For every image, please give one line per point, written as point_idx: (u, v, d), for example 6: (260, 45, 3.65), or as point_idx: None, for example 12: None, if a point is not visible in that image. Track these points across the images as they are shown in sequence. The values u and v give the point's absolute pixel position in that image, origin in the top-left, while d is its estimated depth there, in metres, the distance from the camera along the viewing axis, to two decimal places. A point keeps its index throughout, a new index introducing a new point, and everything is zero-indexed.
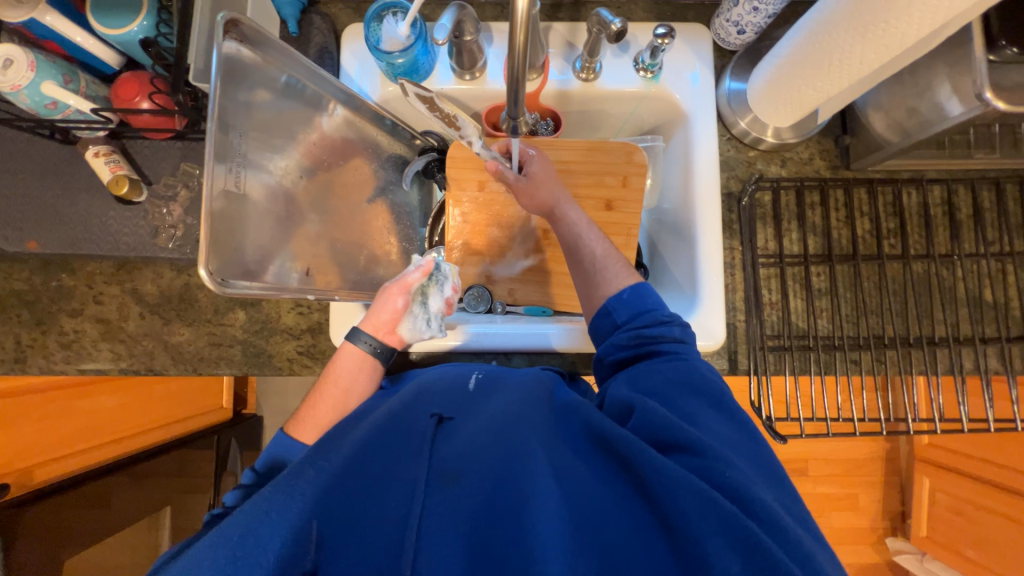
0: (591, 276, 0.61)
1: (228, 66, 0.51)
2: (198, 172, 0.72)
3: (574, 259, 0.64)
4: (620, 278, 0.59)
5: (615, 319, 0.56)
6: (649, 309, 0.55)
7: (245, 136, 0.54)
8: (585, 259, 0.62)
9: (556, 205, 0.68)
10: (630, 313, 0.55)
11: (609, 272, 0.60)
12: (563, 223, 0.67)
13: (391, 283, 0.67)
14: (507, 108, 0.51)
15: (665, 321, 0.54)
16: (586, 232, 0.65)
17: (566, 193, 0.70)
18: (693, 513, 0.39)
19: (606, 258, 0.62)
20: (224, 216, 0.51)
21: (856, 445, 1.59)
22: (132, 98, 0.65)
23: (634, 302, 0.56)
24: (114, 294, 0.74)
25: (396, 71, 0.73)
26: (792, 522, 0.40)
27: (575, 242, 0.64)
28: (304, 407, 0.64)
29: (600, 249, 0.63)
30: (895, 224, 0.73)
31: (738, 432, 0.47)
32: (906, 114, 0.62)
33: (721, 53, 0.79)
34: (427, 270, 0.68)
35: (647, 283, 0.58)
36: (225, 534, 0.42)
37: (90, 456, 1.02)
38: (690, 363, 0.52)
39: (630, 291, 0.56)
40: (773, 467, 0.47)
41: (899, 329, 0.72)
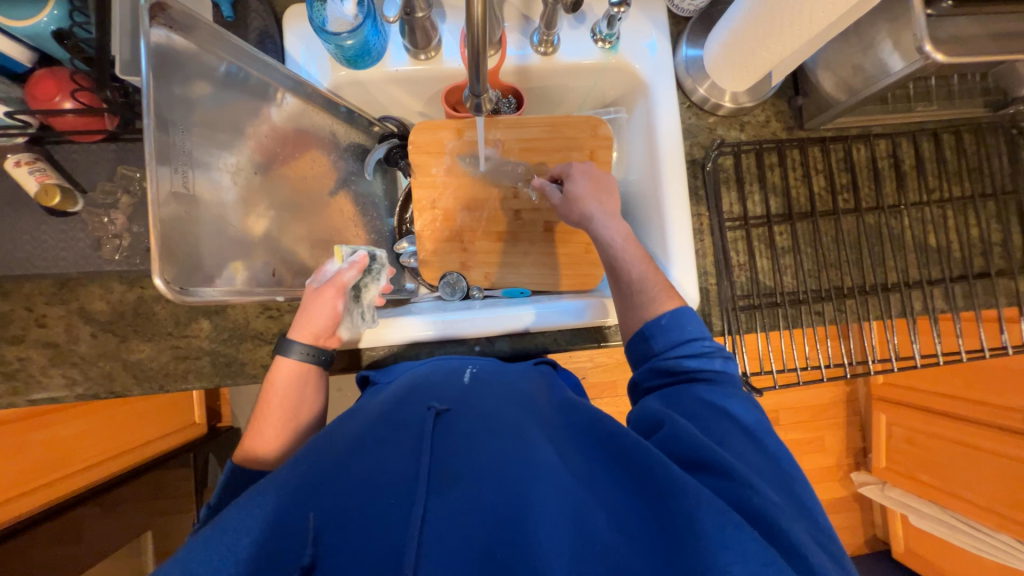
0: (631, 302, 0.59)
1: (160, 57, 0.47)
2: (139, 175, 0.67)
3: (613, 279, 0.62)
4: (659, 303, 0.57)
5: (652, 346, 0.56)
6: (689, 339, 0.54)
7: (187, 133, 0.50)
8: (623, 282, 0.60)
9: (592, 219, 0.64)
10: (668, 344, 0.55)
11: (648, 296, 0.58)
12: (599, 242, 0.63)
13: (323, 284, 0.63)
14: (469, 85, 0.50)
15: (707, 352, 0.54)
16: (625, 251, 0.61)
17: (612, 209, 0.65)
18: (713, 527, 0.38)
19: (642, 283, 0.59)
20: (176, 220, 0.47)
21: (821, 391, 1.70)
22: (51, 98, 0.59)
23: (672, 328, 0.55)
24: (59, 315, 0.68)
25: (346, 54, 0.69)
26: (819, 555, 0.38)
27: (611, 263, 0.62)
28: (250, 430, 0.63)
29: (635, 271, 0.60)
30: (847, 180, 0.77)
31: (769, 463, 0.46)
32: (851, 72, 0.65)
33: (676, 20, 0.79)
34: (361, 266, 0.65)
35: (688, 306, 0.56)
36: (221, 529, 0.40)
37: (51, 491, 0.96)
38: (726, 392, 0.51)
39: (669, 317, 0.55)
40: (802, 498, 0.45)
41: (857, 278, 0.76)
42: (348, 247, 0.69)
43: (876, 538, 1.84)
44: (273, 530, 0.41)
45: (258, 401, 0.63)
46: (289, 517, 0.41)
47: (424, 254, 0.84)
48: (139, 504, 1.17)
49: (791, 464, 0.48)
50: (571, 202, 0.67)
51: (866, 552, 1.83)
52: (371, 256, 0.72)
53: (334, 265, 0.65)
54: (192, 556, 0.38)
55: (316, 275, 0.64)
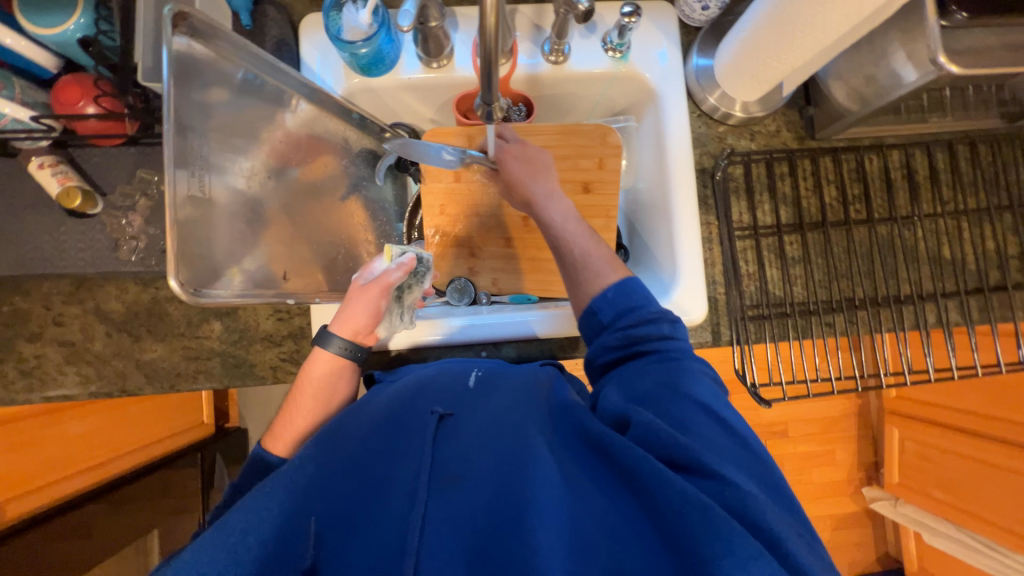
0: (577, 280, 0.59)
1: (180, 65, 0.48)
2: (157, 179, 0.68)
3: (559, 258, 0.62)
4: (604, 275, 0.57)
5: (601, 320, 0.55)
6: (634, 308, 0.53)
7: (205, 139, 0.52)
8: (568, 259, 0.60)
9: (535, 200, 0.66)
10: (614, 313, 0.54)
11: (591, 271, 0.58)
12: (544, 223, 0.64)
13: (369, 282, 0.63)
14: (481, 94, 0.50)
15: (653, 319, 0.53)
16: (568, 229, 0.62)
17: (549, 185, 0.67)
18: (702, 526, 0.38)
19: (586, 258, 0.59)
20: (191, 223, 0.48)
21: (831, 403, 1.67)
22: (75, 103, 0.61)
23: (619, 300, 0.54)
24: (76, 314, 0.69)
25: (360, 62, 0.70)
26: (796, 543, 0.39)
27: (556, 242, 0.63)
28: (279, 418, 0.61)
29: (578, 248, 0.60)
30: (859, 190, 0.76)
31: (743, 450, 0.46)
32: (864, 82, 0.65)
33: (686, 31, 0.79)
34: (409, 268, 0.64)
35: (634, 278, 0.56)
36: (225, 532, 0.42)
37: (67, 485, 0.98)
38: (683, 367, 0.50)
39: (615, 289, 0.55)
40: (777, 483, 0.45)
41: (869, 290, 0.75)
42: (397, 246, 0.69)
43: (889, 556, 1.79)
44: (273, 534, 0.42)
45: (291, 389, 0.62)
46: (290, 521, 0.43)
47: (433, 259, 0.84)
48: (149, 504, 1.18)
49: (758, 445, 0.48)
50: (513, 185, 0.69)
51: (877, 570, 1.79)
52: (420, 260, 0.70)
53: (382, 264, 0.65)
54: (196, 555, 0.41)
55: (364, 272, 0.65)
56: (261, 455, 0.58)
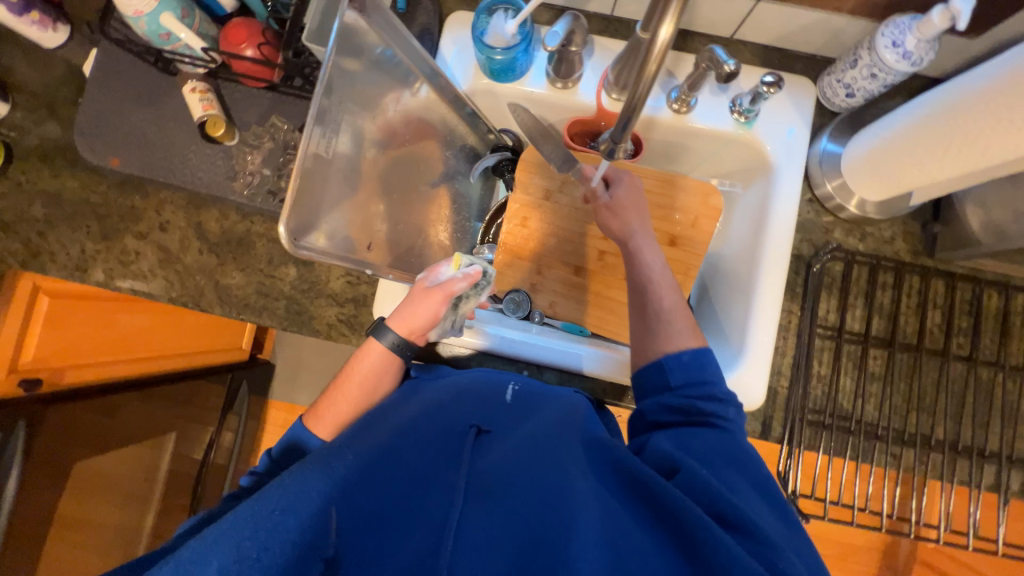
0: (652, 329, 0.59)
1: (344, 35, 0.54)
2: (283, 126, 0.74)
3: (640, 299, 0.61)
4: (683, 338, 0.57)
5: (668, 380, 0.55)
6: (704, 382, 0.54)
7: (340, 104, 0.56)
8: (650, 306, 0.60)
9: (630, 241, 0.66)
10: (684, 380, 0.55)
11: (672, 328, 0.58)
12: (635, 259, 0.65)
13: (435, 286, 0.63)
14: (613, 130, 0.53)
15: (723, 401, 0.54)
16: (659, 278, 0.62)
17: (646, 224, 0.68)
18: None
19: (672, 313, 0.59)
20: (310, 176, 0.53)
21: (856, 532, 1.53)
22: (239, 44, 0.67)
23: (692, 367, 0.55)
24: (180, 225, 0.76)
25: (492, 66, 0.73)
26: None
27: (641, 285, 0.62)
28: (321, 401, 0.64)
29: (666, 300, 0.60)
30: (967, 324, 0.70)
31: (791, 531, 0.45)
32: (1010, 218, 0.60)
33: (822, 112, 0.76)
34: (473, 280, 0.64)
35: (709, 350, 0.57)
36: (265, 505, 0.43)
37: (119, 369, 1.06)
38: (734, 440, 0.51)
39: (692, 355, 0.56)
40: (821, 568, 0.44)
41: (950, 432, 0.68)
42: (465, 257, 0.70)
43: None
44: (298, 514, 0.42)
45: (337, 376, 0.65)
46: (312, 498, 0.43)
47: (499, 266, 0.85)
48: (173, 406, 1.26)
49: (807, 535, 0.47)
50: (614, 209, 0.69)
51: None
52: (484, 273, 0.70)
53: (449, 271, 0.66)
54: (238, 526, 0.41)
55: (430, 275, 0.66)
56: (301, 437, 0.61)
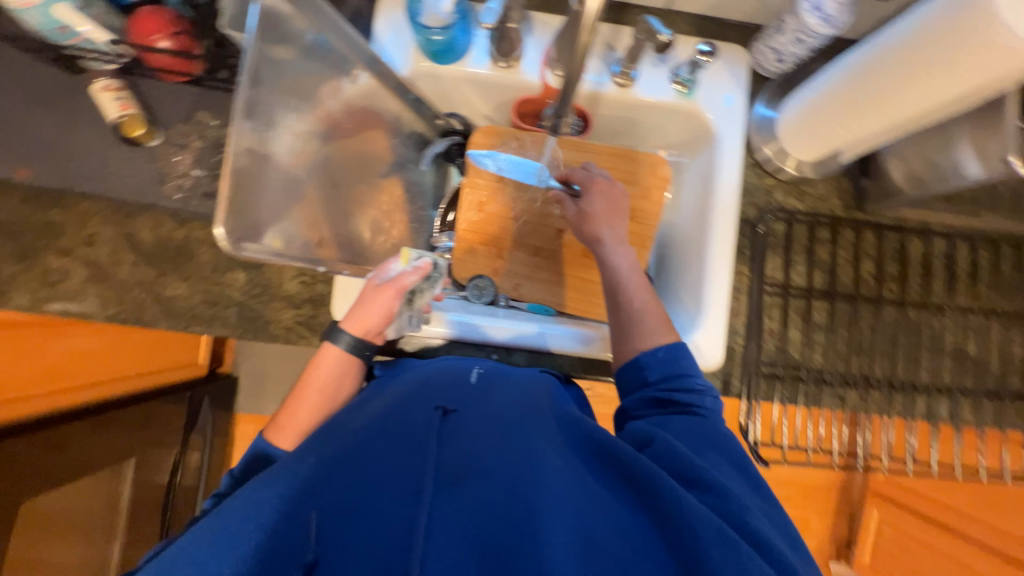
0: (626, 329, 0.60)
1: (267, 19, 0.49)
2: (213, 122, 0.69)
3: (612, 300, 0.63)
4: (658, 335, 0.58)
5: (646, 376, 0.57)
6: (683, 374, 0.55)
7: (272, 93, 0.52)
8: (622, 307, 0.61)
9: (600, 246, 0.66)
10: (660, 375, 0.56)
11: (646, 326, 0.59)
12: (606, 262, 0.65)
13: (385, 282, 0.64)
14: (554, 106, 0.54)
15: (699, 391, 0.55)
16: (630, 279, 0.63)
17: (621, 232, 0.67)
18: (714, 551, 0.39)
19: (644, 312, 0.60)
20: (247, 174, 0.49)
21: (815, 473, 1.66)
22: (150, 35, 0.62)
23: (668, 361, 0.56)
24: (109, 237, 0.70)
25: (432, 47, 0.71)
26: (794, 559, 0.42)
27: (613, 286, 0.63)
28: (282, 412, 0.62)
29: (637, 300, 0.61)
30: (896, 270, 0.76)
31: (756, 494, 0.49)
32: (925, 167, 0.65)
33: (756, 79, 0.79)
34: (423, 272, 0.66)
35: (682, 343, 0.58)
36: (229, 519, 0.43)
37: (66, 397, 0.99)
38: (709, 422, 0.53)
39: (666, 349, 0.57)
40: (786, 527, 0.47)
41: (887, 370, 0.74)
42: (413, 250, 0.71)
43: None
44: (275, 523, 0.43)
45: (296, 384, 0.63)
46: (291, 507, 0.44)
47: (459, 253, 0.84)
48: (131, 429, 1.18)
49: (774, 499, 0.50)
50: (585, 218, 0.69)
51: None
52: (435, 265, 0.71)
53: (399, 266, 0.67)
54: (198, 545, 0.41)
55: (379, 272, 0.66)
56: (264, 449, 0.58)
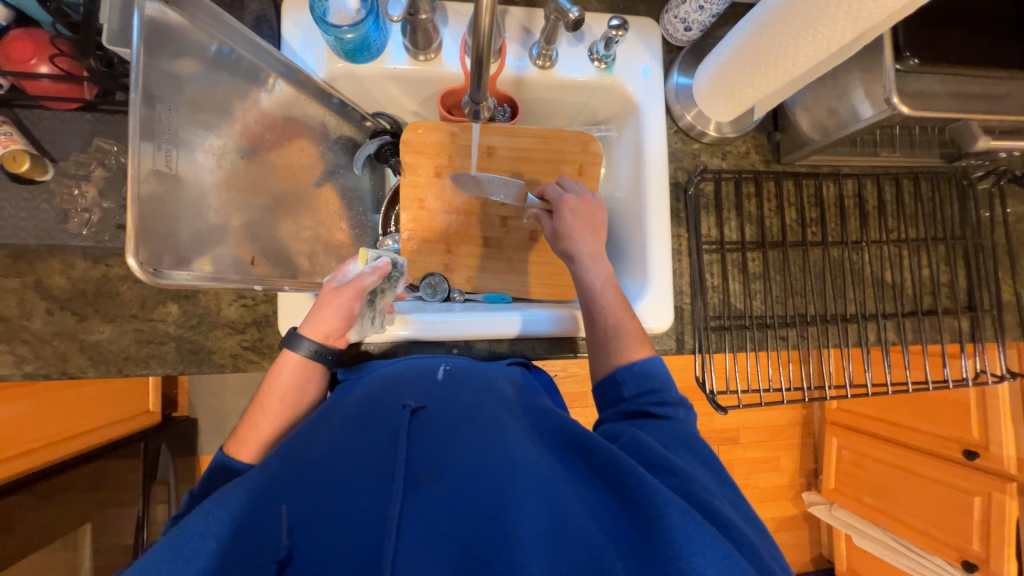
0: (603, 348, 0.62)
1: (153, 30, 0.46)
2: (115, 149, 0.64)
3: (589, 320, 0.64)
4: (632, 351, 0.60)
5: (622, 392, 0.58)
6: (656, 390, 0.57)
7: (175, 111, 0.49)
8: (599, 327, 0.63)
9: (574, 261, 0.66)
10: (635, 390, 0.58)
11: (622, 345, 0.61)
12: (581, 282, 0.65)
13: (343, 284, 0.62)
14: (470, 91, 0.53)
15: (674, 403, 0.56)
16: (604, 299, 0.64)
17: (597, 245, 0.67)
18: (678, 524, 0.40)
19: (619, 330, 0.62)
20: (156, 199, 0.46)
21: (778, 413, 1.79)
22: (26, 61, 0.57)
23: (642, 377, 0.58)
24: (12, 288, 0.64)
25: (345, 47, 0.69)
26: (757, 542, 0.43)
27: (589, 305, 0.64)
28: (242, 426, 0.59)
29: (613, 319, 0.62)
30: (816, 214, 0.82)
31: (722, 483, 0.50)
32: (827, 115, 0.70)
33: (669, 49, 0.82)
34: (383, 272, 0.64)
35: (658, 358, 0.60)
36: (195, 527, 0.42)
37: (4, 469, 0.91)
38: (679, 425, 0.55)
39: (640, 365, 0.58)
40: (751, 514, 0.49)
41: (820, 306, 0.80)
42: (372, 250, 0.69)
43: (822, 557, 1.92)
44: (236, 529, 0.41)
45: (256, 396, 0.60)
46: (258, 508, 0.43)
47: (407, 254, 0.83)
48: (83, 493, 1.09)
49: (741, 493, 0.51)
50: (559, 235, 0.68)
51: (810, 570, 1.91)
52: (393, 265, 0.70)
53: (357, 268, 0.65)
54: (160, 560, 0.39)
55: (337, 275, 0.64)
56: (225, 463, 0.54)
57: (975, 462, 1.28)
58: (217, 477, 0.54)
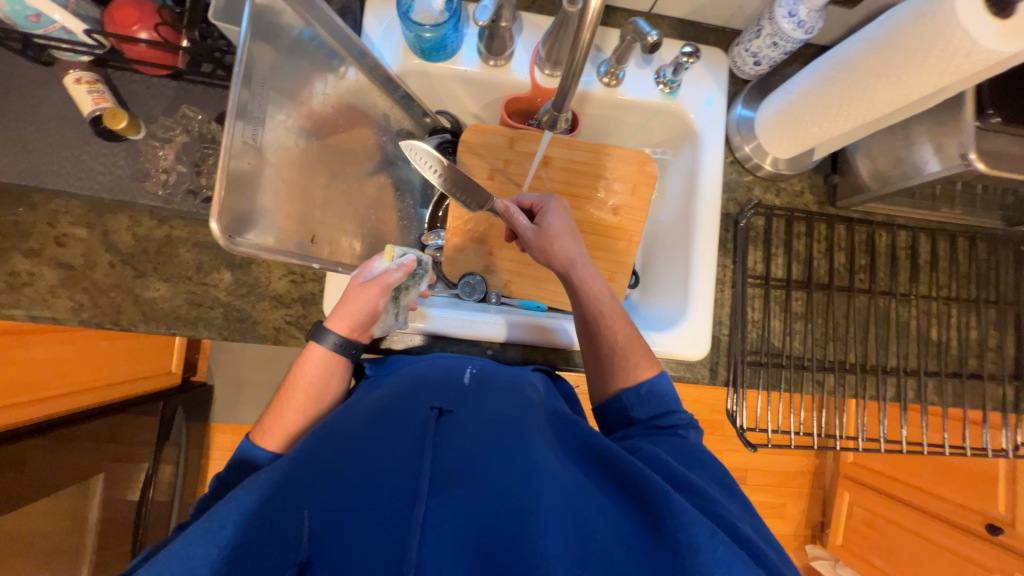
0: (609, 362, 0.62)
1: (258, 17, 0.50)
2: (198, 117, 0.67)
3: (591, 332, 0.64)
4: (637, 368, 0.61)
5: (630, 415, 0.60)
6: (667, 411, 0.59)
7: (266, 90, 0.52)
8: (605, 341, 0.63)
9: (570, 269, 0.66)
10: (644, 415, 0.59)
11: (629, 361, 0.61)
12: (580, 290, 0.65)
13: (369, 279, 0.60)
14: (552, 100, 0.56)
15: (684, 425, 0.59)
16: (609, 311, 0.64)
17: (584, 251, 0.68)
18: (707, 545, 0.40)
19: (626, 347, 0.62)
20: (241, 170, 0.49)
21: (789, 459, 1.74)
22: (129, 25, 0.60)
23: (651, 400, 0.59)
24: (82, 237, 0.67)
25: (421, 45, 0.71)
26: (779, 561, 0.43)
27: (590, 316, 0.64)
28: (268, 413, 0.60)
29: (621, 333, 0.63)
30: (866, 261, 0.80)
31: (737, 498, 0.51)
32: (891, 163, 0.69)
33: (734, 81, 0.83)
34: (408, 270, 0.62)
35: (664, 377, 0.61)
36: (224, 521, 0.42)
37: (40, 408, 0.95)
38: (688, 443, 0.56)
39: (649, 387, 0.60)
40: (766, 530, 0.49)
41: (860, 355, 0.79)
42: (398, 248, 0.69)
43: None
44: (255, 519, 0.42)
45: (283, 385, 0.60)
46: (277, 505, 0.42)
47: (451, 251, 0.84)
48: (102, 445, 1.12)
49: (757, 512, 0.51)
50: (547, 238, 0.68)
51: None
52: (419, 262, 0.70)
53: (382, 265, 0.64)
54: (189, 549, 0.40)
55: (363, 270, 0.62)
56: (249, 454, 0.56)
57: (997, 538, 1.23)
58: (244, 465, 0.55)
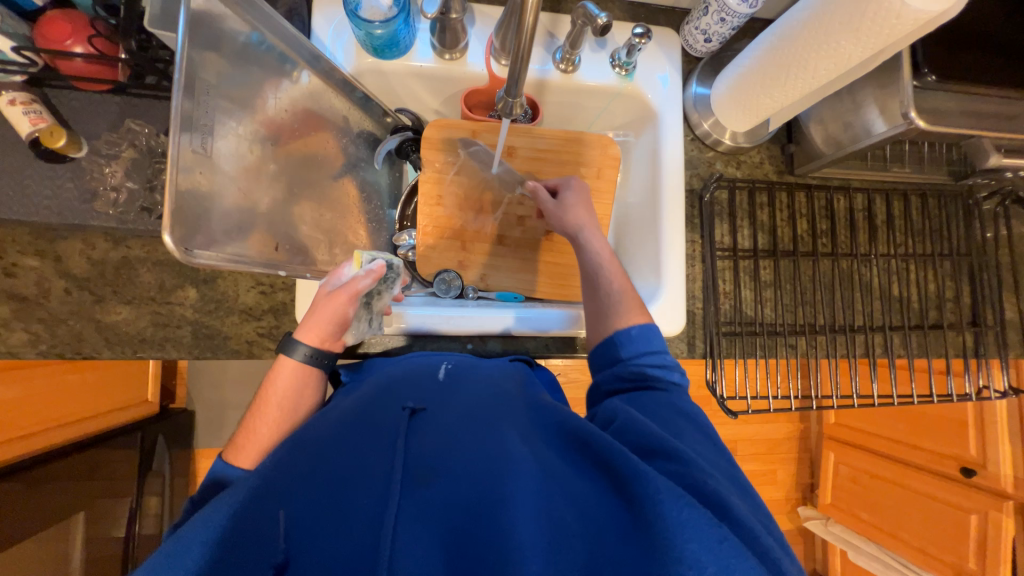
0: (602, 307, 0.64)
1: (196, 19, 0.47)
2: (145, 131, 0.65)
3: (591, 285, 0.67)
4: (627, 314, 0.62)
5: (619, 354, 0.59)
6: (654, 353, 0.58)
7: (214, 96, 0.50)
8: (601, 290, 0.65)
9: (581, 233, 0.70)
10: (634, 352, 0.58)
11: (620, 308, 0.62)
12: (585, 249, 0.69)
13: (337, 288, 0.60)
14: (507, 86, 0.55)
15: (667, 367, 0.58)
16: (607, 264, 0.66)
17: (595, 220, 0.71)
18: (674, 509, 0.39)
19: (621, 294, 0.64)
20: (192, 179, 0.47)
21: (775, 426, 1.80)
22: (61, 41, 0.58)
23: (641, 340, 0.59)
24: (32, 265, 0.64)
25: (373, 42, 0.70)
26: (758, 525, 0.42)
27: (592, 269, 0.67)
28: (241, 431, 0.57)
29: (616, 283, 0.65)
30: (827, 226, 0.83)
31: (720, 457, 0.50)
32: (841, 128, 0.71)
33: (688, 59, 0.84)
34: (377, 275, 0.61)
35: (655, 324, 0.61)
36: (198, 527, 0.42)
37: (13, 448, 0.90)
38: (673, 400, 0.54)
39: (640, 329, 0.59)
40: (746, 488, 0.48)
41: (828, 317, 0.82)
42: (367, 253, 0.66)
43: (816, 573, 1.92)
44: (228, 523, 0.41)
45: (255, 400, 0.59)
46: (244, 517, 0.41)
47: (424, 249, 0.84)
48: (79, 482, 1.07)
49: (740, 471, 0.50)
50: (563, 207, 0.72)
51: None
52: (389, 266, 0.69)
53: (351, 271, 0.63)
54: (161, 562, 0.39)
55: (331, 278, 0.62)
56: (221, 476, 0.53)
57: (972, 480, 1.30)
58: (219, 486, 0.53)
